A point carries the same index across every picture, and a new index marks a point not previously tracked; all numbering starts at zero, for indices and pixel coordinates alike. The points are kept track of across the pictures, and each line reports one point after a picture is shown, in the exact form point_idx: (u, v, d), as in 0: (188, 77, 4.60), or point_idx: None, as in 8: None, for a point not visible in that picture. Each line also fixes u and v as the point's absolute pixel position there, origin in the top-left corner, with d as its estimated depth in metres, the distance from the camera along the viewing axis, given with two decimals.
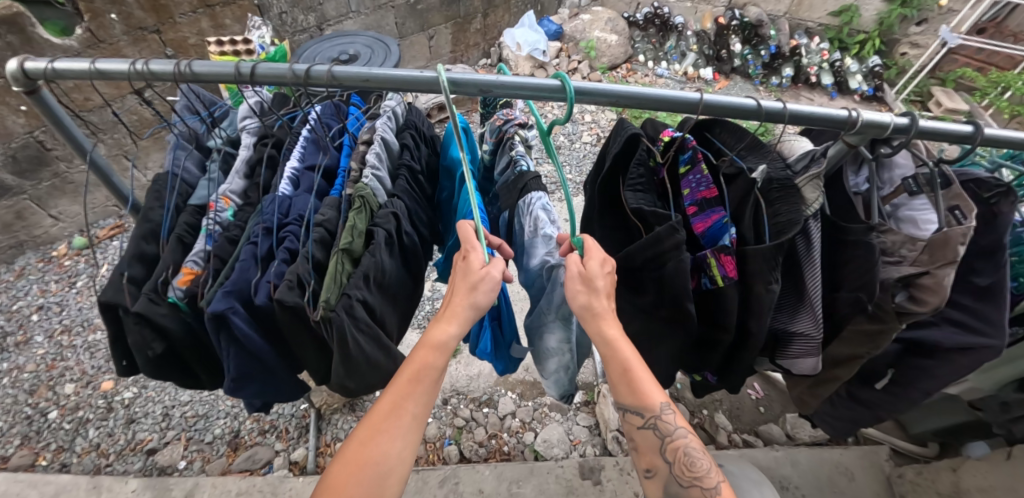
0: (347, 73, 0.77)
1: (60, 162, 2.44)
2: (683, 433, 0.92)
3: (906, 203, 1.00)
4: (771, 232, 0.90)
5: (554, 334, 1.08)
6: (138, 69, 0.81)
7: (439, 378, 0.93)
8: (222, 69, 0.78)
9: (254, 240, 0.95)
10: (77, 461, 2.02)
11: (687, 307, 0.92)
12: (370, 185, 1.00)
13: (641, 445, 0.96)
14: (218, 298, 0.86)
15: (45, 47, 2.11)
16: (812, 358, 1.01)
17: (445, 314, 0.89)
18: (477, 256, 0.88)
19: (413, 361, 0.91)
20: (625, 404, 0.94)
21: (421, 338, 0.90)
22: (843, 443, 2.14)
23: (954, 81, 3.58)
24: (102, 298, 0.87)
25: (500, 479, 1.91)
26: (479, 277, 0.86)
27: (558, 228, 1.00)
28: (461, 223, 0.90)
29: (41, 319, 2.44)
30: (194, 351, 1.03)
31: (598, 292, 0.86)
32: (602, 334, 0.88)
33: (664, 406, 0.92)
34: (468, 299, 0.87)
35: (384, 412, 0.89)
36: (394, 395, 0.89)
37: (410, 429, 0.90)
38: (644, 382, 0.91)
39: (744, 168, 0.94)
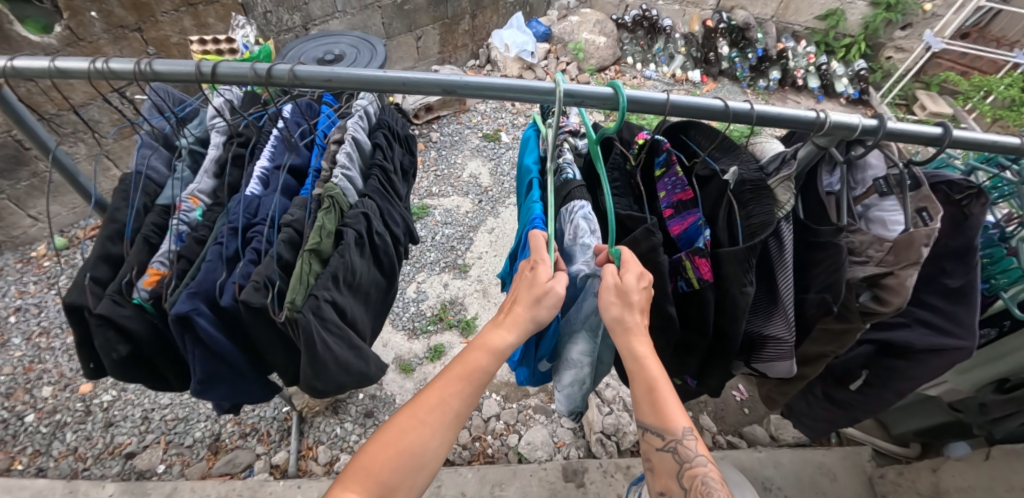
0: (310, 73, 0.75)
1: (38, 161, 2.41)
2: (703, 461, 0.87)
3: (876, 204, 1.00)
4: (744, 233, 0.90)
5: (578, 346, 0.96)
6: (99, 68, 0.80)
7: (487, 382, 0.91)
8: (182, 69, 0.76)
9: (220, 241, 0.94)
10: (53, 466, 1.99)
11: (668, 310, 0.92)
12: (339, 185, 0.99)
13: (657, 467, 0.90)
14: (182, 299, 0.85)
15: (23, 45, 2.08)
16: (786, 360, 0.99)
17: (505, 320, 0.87)
18: (545, 268, 0.84)
19: (463, 359, 0.90)
20: (646, 423, 0.90)
21: (478, 338, 0.89)
22: (826, 444, 2.16)
23: (937, 85, 3.62)
24: (65, 299, 0.86)
25: (482, 481, 1.90)
26: (542, 291, 0.83)
27: (596, 239, 0.89)
28: (532, 232, 0.86)
29: (18, 321, 2.39)
30: (161, 353, 1.01)
31: (631, 305, 0.82)
32: (631, 350, 0.84)
33: (686, 430, 0.88)
34: (529, 312, 0.84)
35: (428, 405, 0.87)
36: (440, 390, 0.88)
37: (448, 428, 0.88)
38: (668, 401, 0.88)
39: (716, 170, 0.94)
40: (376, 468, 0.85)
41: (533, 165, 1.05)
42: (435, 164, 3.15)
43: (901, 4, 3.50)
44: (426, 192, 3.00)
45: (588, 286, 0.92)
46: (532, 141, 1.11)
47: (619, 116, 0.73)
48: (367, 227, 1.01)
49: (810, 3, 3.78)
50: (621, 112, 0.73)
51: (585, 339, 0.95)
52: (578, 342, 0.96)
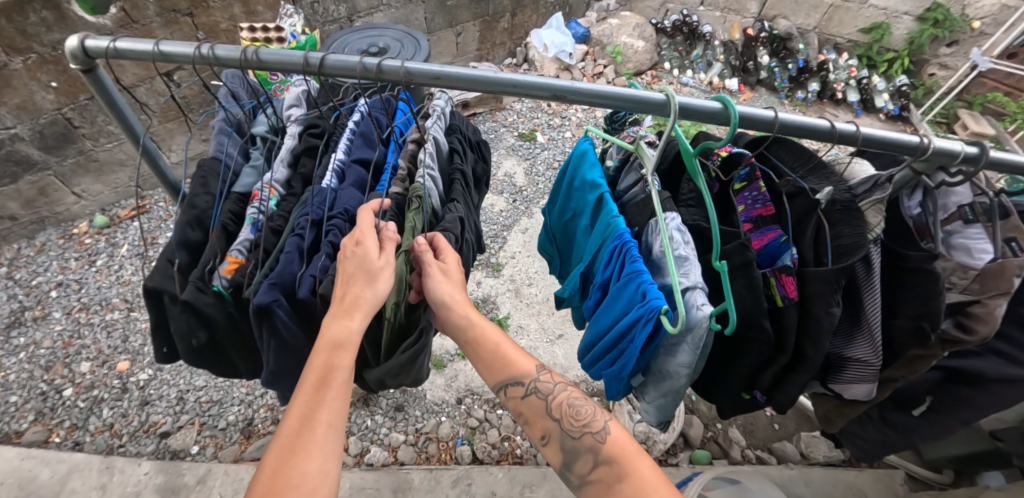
0: (420, 71, 0.74)
1: (86, 140, 2.44)
2: (562, 387, 0.94)
3: (959, 230, 0.96)
4: (832, 254, 0.86)
5: (674, 358, 0.89)
6: (203, 53, 0.77)
7: (352, 383, 0.85)
8: (291, 59, 0.74)
9: (299, 232, 0.93)
10: (89, 440, 2.03)
11: (765, 325, 0.86)
12: (424, 186, 0.99)
13: (528, 413, 0.94)
14: (263, 290, 0.85)
15: (78, 25, 2.10)
16: (866, 384, 0.97)
17: (343, 308, 0.84)
18: (370, 242, 0.86)
19: (319, 361, 0.83)
20: (501, 382, 0.96)
21: (320, 340, 0.83)
22: (858, 465, 2.12)
23: (981, 105, 3.51)
24: (149, 283, 0.87)
25: (512, 482, 1.90)
26: (378, 266, 0.86)
27: (691, 251, 0.86)
28: (360, 211, 0.90)
29: (59, 296, 2.43)
30: (234, 345, 1.02)
31: (455, 282, 0.94)
32: (466, 319, 0.95)
33: (538, 369, 0.95)
34: (368, 289, 0.84)
35: (295, 429, 0.77)
36: (302, 408, 0.78)
37: (332, 441, 0.78)
38: (510, 349, 0.97)
39: (805, 188, 0.89)
40: None
41: (600, 180, 1.03)
42: None
43: (948, 20, 3.40)
44: None
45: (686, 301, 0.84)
46: (591, 154, 1.09)
47: (730, 131, 0.70)
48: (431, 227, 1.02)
49: (855, 15, 3.71)
50: (732, 128, 0.71)
51: (689, 352, 0.85)
52: (678, 354, 0.87)
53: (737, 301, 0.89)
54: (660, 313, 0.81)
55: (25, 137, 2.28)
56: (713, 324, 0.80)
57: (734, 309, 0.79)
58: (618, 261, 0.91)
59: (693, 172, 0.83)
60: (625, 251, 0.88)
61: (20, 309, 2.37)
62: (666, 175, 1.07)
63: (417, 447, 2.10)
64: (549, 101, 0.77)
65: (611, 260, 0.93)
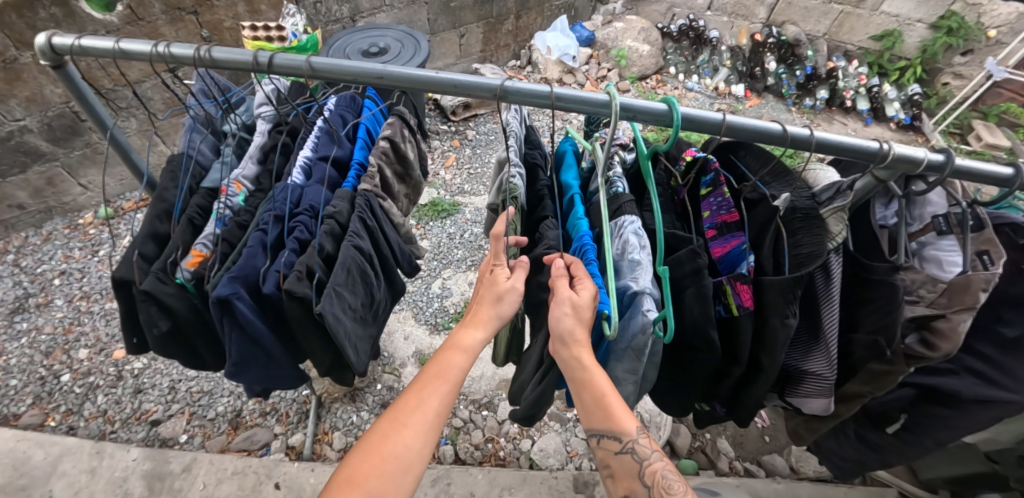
0: (362, 69, 0.74)
1: (92, 133, 2.50)
2: (658, 457, 0.88)
3: (931, 242, 0.95)
4: (790, 263, 0.86)
5: (622, 364, 0.89)
6: (160, 51, 0.78)
7: (461, 383, 0.93)
8: (240, 57, 0.75)
9: (263, 227, 0.92)
10: (83, 425, 2.08)
11: (711, 335, 0.84)
12: (519, 186, 1.01)
13: (617, 471, 0.89)
14: (223, 282, 0.83)
15: (86, 22, 2.17)
16: (824, 398, 0.94)
17: (470, 320, 0.94)
18: (503, 271, 0.95)
19: (439, 359, 0.93)
20: (597, 430, 0.89)
21: (447, 341, 0.93)
22: (848, 482, 2.07)
23: (996, 116, 3.41)
24: (114, 275, 0.86)
25: (492, 484, 1.90)
26: (504, 289, 0.93)
27: (645, 255, 0.87)
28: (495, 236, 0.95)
29: (62, 284, 2.49)
30: (199, 333, 1.01)
31: (583, 321, 0.83)
32: (577, 360, 0.85)
33: (638, 431, 0.88)
34: (494, 310, 0.93)
35: (408, 408, 0.87)
36: (418, 392, 0.89)
37: (431, 430, 0.88)
38: (617, 405, 0.87)
39: (767, 194, 0.89)
40: (364, 478, 0.82)
41: (573, 182, 1.05)
42: (469, 163, 3.17)
43: (963, 29, 3.30)
44: (459, 190, 3.02)
45: (637, 303, 0.83)
46: (570, 155, 1.11)
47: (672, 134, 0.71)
48: (384, 221, 1.02)
49: (866, 22, 3.63)
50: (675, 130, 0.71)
51: (636, 358, 0.86)
52: (627, 361, 0.88)
53: (688, 309, 0.87)
54: None
55: (34, 129, 2.35)
56: (655, 330, 0.81)
57: (673, 319, 0.79)
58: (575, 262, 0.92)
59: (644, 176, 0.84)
60: (582, 253, 0.90)
61: (24, 295, 2.44)
62: (632, 180, 1.08)
63: None
64: (491, 100, 0.76)
65: None
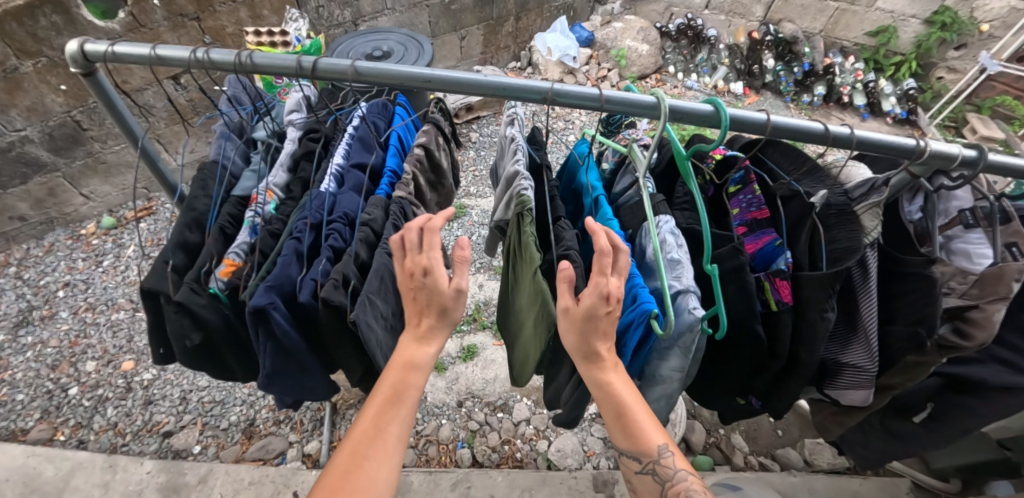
0: (410, 73, 0.74)
1: (94, 142, 2.47)
2: (684, 476, 0.84)
3: (958, 235, 0.96)
4: (827, 258, 0.87)
5: (666, 362, 0.91)
6: (199, 57, 0.78)
7: (417, 401, 0.87)
8: (283, 63, 0.75)
9: (297, 235, 0.90)
10: (94, 439, 2.05)
11: (756, 330, 0.88)
12: (530, 197, 0.93)
13: (640, 491, 0.87)
14: (259, 292, 0.81)
15: (88, 29, 2.14)
16: (864, 390, 0.96)
17: (420, 332, 0.87)
18: (441, 270, 0.81)
19: (391, 381, 0.85)
20: (621, 449, 0.87)
21: (396, 358, 0.86)
22: (862, 473, 2.09)
23: (990, 108, 3.46)
24: (145, 285, 0.83)
25: (512, 486, 1.90)
26: (450, 294, 0.82)
27: (684, 254, 0.88)
28: (430, 232, 0.82)
29: (67, 296, 2.46)
30: (229, 347, 0.99)
31: (594, 334, 0.80)
32: (597, 378, 0.83)
33: (664, 448, 0.84)
34: (444, 318, 0.85)
35: (368, 436, 0.80)
36: (375, 415, 0.82)
37: (395, 452, 0.81)
38: (642, 420, 0.84)
39: (801, 191, 0.89)
40: None
41: (596, 183, 1.02)
42: (474, 165, 3.16)
43: (957, 23, 3.36)
44: (464, 193, 3.02)
45: (679, 304, 0.85)
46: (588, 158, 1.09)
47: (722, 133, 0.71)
48: None
49: (862, 19, 3.68)
50: (722, 131, 0.71)
51: (681, 355, 0.88)
52: (670, 358, 0.90)
53: (731, 307, 0.90)
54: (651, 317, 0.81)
55: (35, 139, 2.32)
56: (703, 326, 0.83)
57: (723, 313, 0.83)
58: None
59: (684, 175, 0.83)
60: None
61: (27, 308, 2.40)
62: (659, 179, 1.07)
63: (418, 449, 2.11)
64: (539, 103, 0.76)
65: None
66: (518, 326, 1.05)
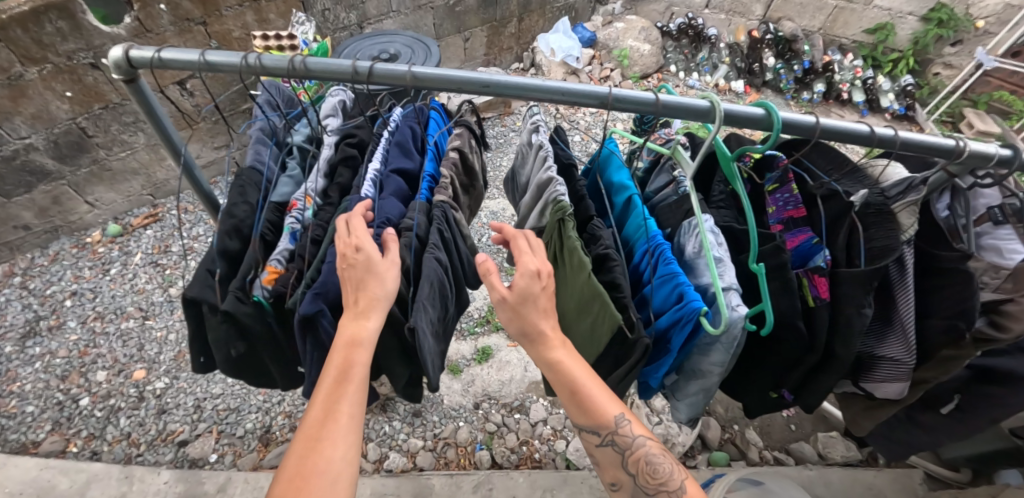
0: (468, 78, 0.74)
1: (99, 149, 2.44)
2: (643, 441, 0.86)
3: (988, 232, 0.96)
4: (866, 257, 0.87)
5: (707, 357, 0.90)
6: (250, 63, 0.77)
7: (369, 376, 0.83)
8: (340, 68, 0.75)
9: (339, 241, 0.88)
10: (108, 450, 2.02)
11: (798, 326, 0.88)
12: (567, 202, 0.93)
13: (602, 461, 0.89)
14: (308, 300, 0.81)
15: (94, 35, 2.11)
16: (899, 382, 0.98)
17: (359, 308, 0.81)
18: (370, 246, 0.81)
19: (338, 357, 0.80)
20: (580, 423, 0.88)
21: (338, 337, 0.81)
22: (876, 465, 2.11)
23: (986, 103, 3.52)
24: (189, 294, 0.82)
25: (533, 486, 1.90)
26: (385, 268, 0.83)
27: (725, 252, 0.88)
28: (343, 222, 0.83)
29: (74, 305, 2.42)
30: (271, 355, 0.98)
31: (532, 315, 0.85)
32: (547, 358, 0.85)
33: (620, 417, 0.85)
34: (381, 291, 0.82)
35: (320, 419, 0.76)
36: (327, 397, 0.78)
37: (353, 432, 0.78)
38: (595, 393, 0.86)
39: (840, 190, 0.90)
40: None
41: (629, 182, 1.00)
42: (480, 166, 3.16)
43: (953, 20, 3.42)
44: None
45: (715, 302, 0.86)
46: (617, 157, 1.06)
47: (774, 138, 0.73)
48: (457, 233, 1.00)
49: (860, 16, 3.73)
50: (775, 133, 0.73)
51: (722, 352, 0.87)
52: (712, 353, 0.89)
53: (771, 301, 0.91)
54: (699, 314, 0.81)
55: (40, 147, 2.28)
56: (748, 323, 0.81)
57: (769, 310, 0.83)
58: (650, 263, 0.91)
59: (729, 175, 0.84)
60: (658, 253, 0.89)
61: (35, 318, 2.37)
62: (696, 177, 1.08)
63: (436, 452, 2.10)
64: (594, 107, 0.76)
65: (640, 259, 0.95)
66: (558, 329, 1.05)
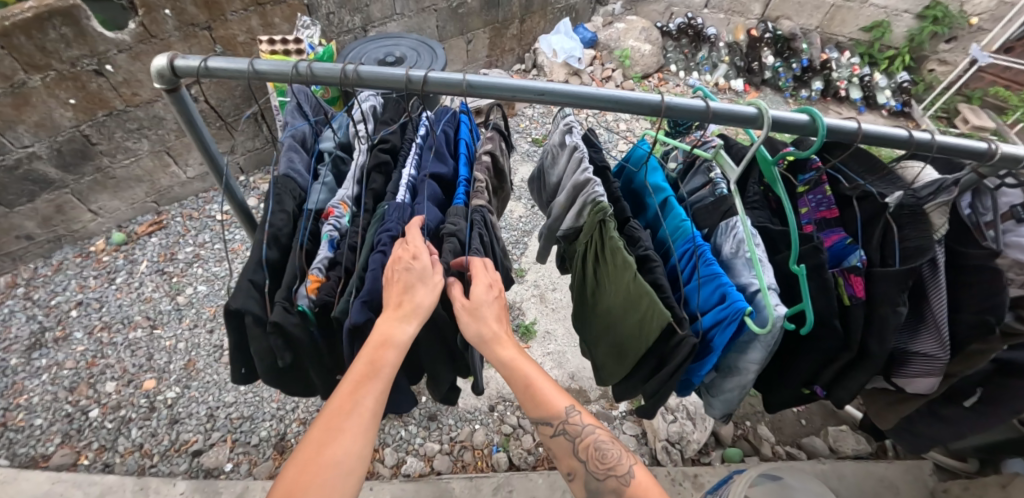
0: (523, 87, 0.77)
1: (103, 156, 2.41)
2: (591, 429, 0.93)
3: (1012, 229, 0.97)
4: (900, 257, 0.87)
5: (745, 355, 0.91)
6: (302, 71, 0.80)
7: (393, 376, 0.85)
8: (394, 76, 0.79)
9: (380, 249, 0.87)
10: (120, 462, 1.99)
11: (835, 324, 0.90)
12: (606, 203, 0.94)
13: (556, 452, 0.94)
14: (356, 309, 0.83)
15: (98, 41, 2.08)
16: (931, 377, 0.99)
17: (400, 311, 0.83)
18: (426, 257, 0.84)
19: (368, 355, 0.82)
20: (534, 418, 0.94)
21: (372, 335, 0.82)
22: (887, 458, 2.13)
23: (979, 99, 3.58)
24: (233, 306, 0.81)
25: (553, 487, 1.90)
26: (433, 279, 0.85)
27: (765, 252, 0.88)
28: (412, 228, 0.87)
29: (80, 315, 2.39)
30: (314, 364, 0.99)
31: (484, 318, 0.90)
32: (499, 359, 0.90)
33: (570, 409, 0.93)
34: (423, 299, 0.83)
35: (341, 411, 0.80)
36: (350, 392, 0.81)
37: (370, 429, 0.82)
38: (543, 387, 0.93)
39: (874, 192, 0.91)
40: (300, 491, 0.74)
41: (664, 184, 1.02)
42: None
43: (948, 17, 3.48)
44: None
45: (757, 302, 0.85)
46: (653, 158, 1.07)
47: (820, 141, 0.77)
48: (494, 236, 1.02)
49: (856, 14, 3.78)
50: (821, 137, 0.77)
51: (761, 350, 0.87)
52: (749, 352, 0.89)
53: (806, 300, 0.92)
54: (744, 314, 0.82)
55: (43, 155, 2.25)
56: (789, 323, 0.81)
57: (809, 310, 0.84)
58: (691, 263, 0.92)
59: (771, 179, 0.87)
60: (698, 253, 0.90)
61: (40, 330, 2.33)
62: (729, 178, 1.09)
63: (453, 456, 2.09)
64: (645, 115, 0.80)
65: (678, 259, 0.97)
66: (598, 328, 1.06)
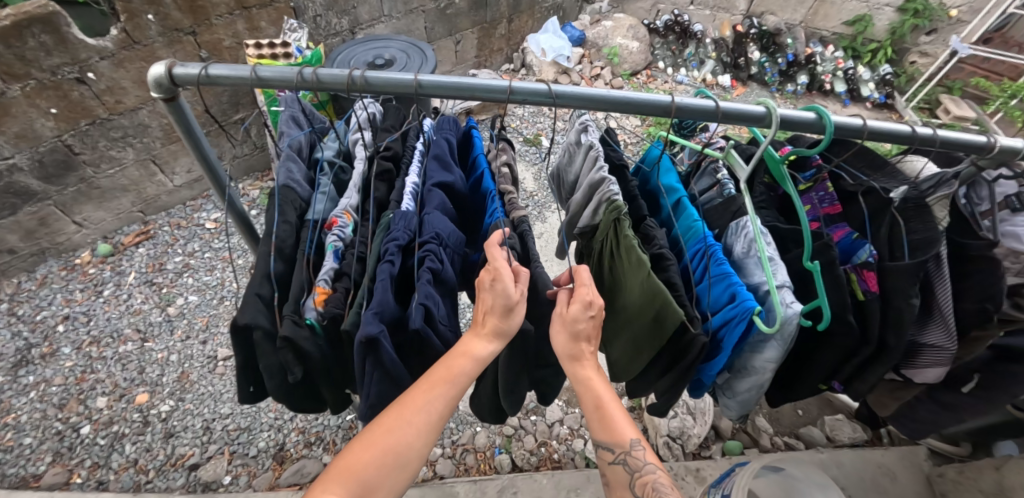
0: (538, 92, 0.78)
1: (87, 167, 2.36)
2: (652, 468, 0.90)
3: (1006, 219, 0.99)
4: (909, 250, 0.88)
5: (760, 355, 0.91)
6: (308, 77, 0.79)
7: (467, 391, 0.87)
8: (404, 82, 0.78)
9: (390, 258, 0.85)
10: (114, 478, 1.94)
11: (850, 320, 0.90)
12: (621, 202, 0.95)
13: (611, 480, 0.93)
14: (369, 320, 0.79)
15: (79, 48, 2.02)
16: (939, 367, 1.01)
17: (487, 329, 0.87)
18: (508, 280, 0.83)
19: (447, 361, 0.87)
20: (599, 440, 0.95)
21: (459, 344, 0.88)
22: (883, 445, 2.16)
23: (960, 89, 3.66)
24: (242, 321, 0.79)
25: (558, 487, 1.90)
26: (515, 300, 0.84)
27: (777, 251, 0.89)
28: (491, 247, 0.87)
29: (67, 330, 2.33)
30: (325, 378, 0.97)
31: (579, 339, 0.91)
32: (578, 375, 0.92)
33: (635, 442, 0.92)
34: (498, 322, 0.86)
35: (413, 405, 0.83)
36: (426, 391, 0.84)
37: (432, 431, 0.84)
38: (616, 413, 0.94)
39: (875, 187, 0.93)
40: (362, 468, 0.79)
41: (677, 185, 1.04)
42: None
43: (928, 10, 3.56)
44: None
45: (768, 301, 0.86)
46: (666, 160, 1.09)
47: (827, 141, 0.81)
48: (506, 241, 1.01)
49: (839, 9, 3.84)
50: (827, 136, 0.80)
51: (777, 348, 0.87)
52: (765, 351, 0.89)
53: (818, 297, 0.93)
54: (754, 313, 0.82)
55: (24, 167, 2.19)
56: (802, 320, 0.81)
57: (825, 306, 0.85)
58: (703, 264, 0.93)
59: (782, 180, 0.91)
60: (710, 254, 0.90)
61: (25, 347, 2.26)
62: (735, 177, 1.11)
63: (455, 459, 2.08)
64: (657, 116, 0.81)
65: (690, 259, 0.97)
66: (615, 329, 1.05)
